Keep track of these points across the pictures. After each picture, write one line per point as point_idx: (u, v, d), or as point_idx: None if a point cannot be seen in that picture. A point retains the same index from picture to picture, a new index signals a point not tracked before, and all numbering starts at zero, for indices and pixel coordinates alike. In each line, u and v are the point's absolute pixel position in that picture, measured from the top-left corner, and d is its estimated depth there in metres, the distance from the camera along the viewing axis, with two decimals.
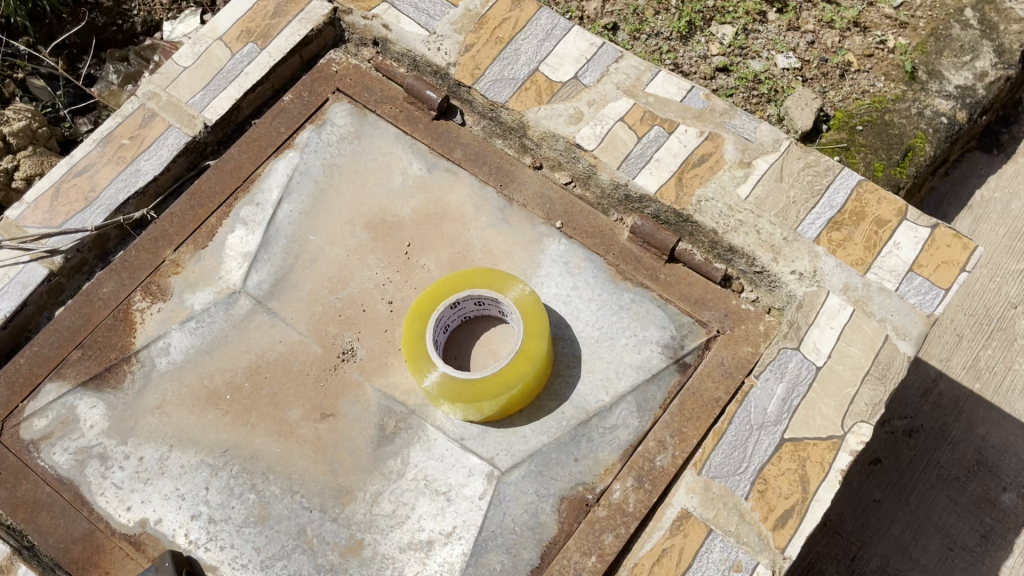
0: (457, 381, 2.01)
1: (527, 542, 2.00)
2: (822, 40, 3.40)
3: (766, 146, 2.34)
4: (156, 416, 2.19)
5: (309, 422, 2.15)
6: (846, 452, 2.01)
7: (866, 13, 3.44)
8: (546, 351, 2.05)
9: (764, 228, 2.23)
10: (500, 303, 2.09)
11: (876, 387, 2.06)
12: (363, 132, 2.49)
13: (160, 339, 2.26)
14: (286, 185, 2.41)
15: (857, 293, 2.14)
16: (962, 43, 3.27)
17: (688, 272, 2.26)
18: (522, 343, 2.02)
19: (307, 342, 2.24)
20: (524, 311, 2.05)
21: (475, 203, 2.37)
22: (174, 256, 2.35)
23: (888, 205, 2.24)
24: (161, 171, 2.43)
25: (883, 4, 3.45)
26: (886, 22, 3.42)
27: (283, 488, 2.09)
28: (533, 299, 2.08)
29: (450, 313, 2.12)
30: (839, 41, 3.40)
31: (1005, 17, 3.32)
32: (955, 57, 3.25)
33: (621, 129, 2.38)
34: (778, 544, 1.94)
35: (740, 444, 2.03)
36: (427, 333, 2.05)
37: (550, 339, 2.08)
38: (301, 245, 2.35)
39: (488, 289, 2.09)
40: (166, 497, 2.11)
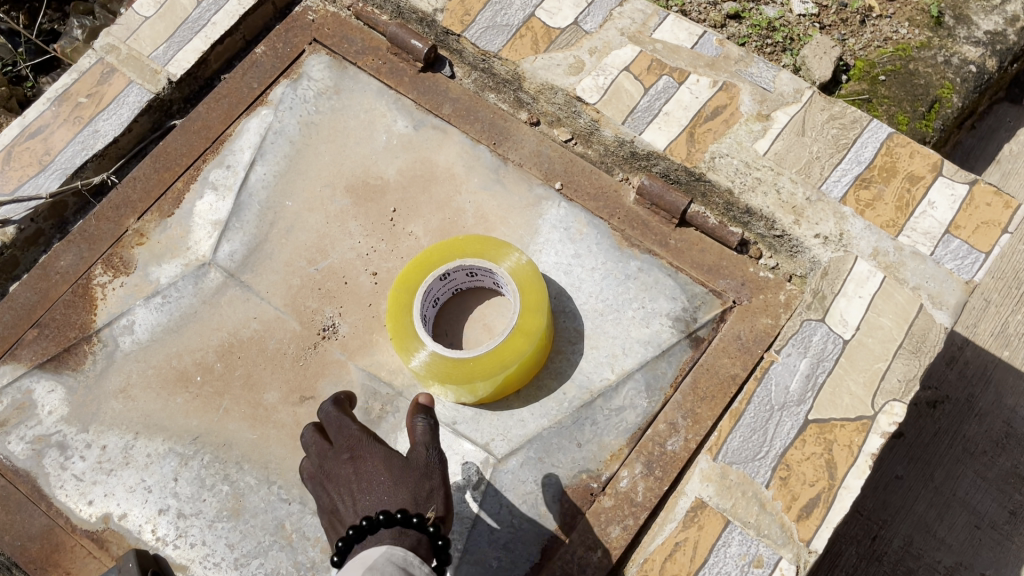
0: (450, 361, 1.81)
1: (526, 536, 1.83)
2: None
3: (787, 97, 2.12)
4: (120, 400, 2.01)
5: (287, 406, 1.96)
6: (877, 435, 1.82)
7: None
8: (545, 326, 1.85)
9: (784, 187, 2.03)
10: (495, 274, 1.89)
11: (910, 362, 1.86)
12: (343, 86, 2.27)
13: (123, 316, 2.07)
14: (259, 146, 2.21)
15: (888, 258, 1.94)
16: None
17: (700, 236, 2.06)
18: (519, 318, 1.82)
19: (283, 318, 2.04)
20: (520, 283, 1.85)
21: (466, 162, 2.16)
22: (138, 225, 2.15)
23: (921, 160, 2.03)
24: (122, 131, 2.21)
25: None
26: None
27: (259, 478, 1.91)
28: (530, 270, 1.88)
29: (439, 287, 1.92)
30: None
31: None
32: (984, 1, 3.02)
33: (627, 80, 2.16)
34: (803, 536, 1.76)
35: (760, 426, 1.84)
36: (415, 307, 1.85)
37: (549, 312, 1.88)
38: (276, 212, 2.15)
39: (481, 258, 1.88)
40: (131, 490, 1.92)
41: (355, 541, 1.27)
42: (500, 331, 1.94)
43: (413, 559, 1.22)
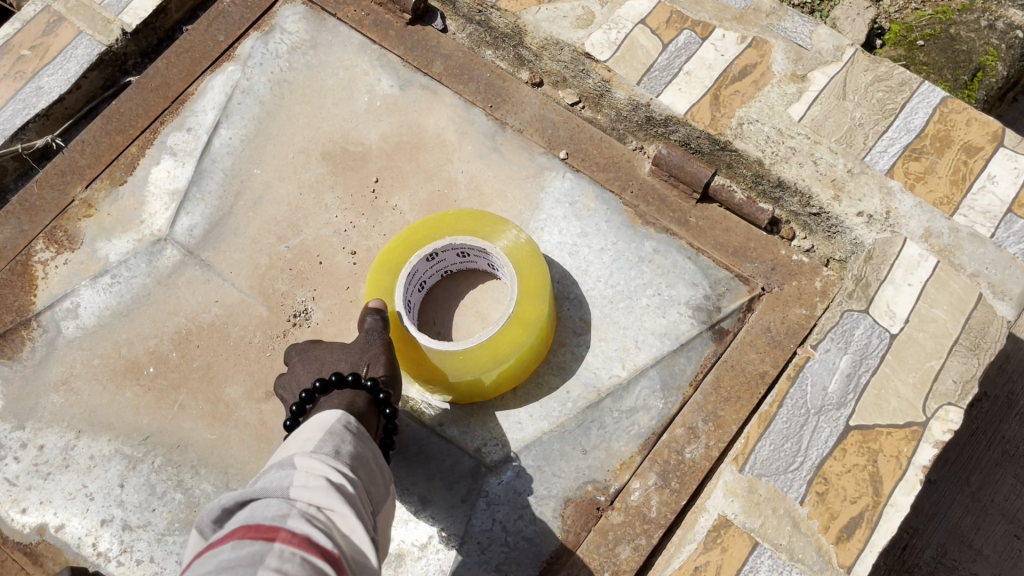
0: (435, 355, 1.55)
1: (522, 557, 1.59)
2: None
3: (826, 55, 1.85)
4: (61, 394, 1.76)
5: (251, 403, 1.71)
6: (929, 444, 1.57)
7: None
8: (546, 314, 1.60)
9: (822, 158, 1.77)
10: (489, 255, 1.63)
11: (967, 360, 1.61)
12: (320, 40, 2.01)
13: (66, 298, 1.82)
14: (224, 106, 1.95)
15: (942, 240, 1.69)
16: None
17: (725, 214, 1.80)
18: (516, 305, 1.57)
19: (248, 301, 1.79)
20: (518, 267, 1.59)
21: (458, 127, 1.90)
22: (86, 195, 1.90)
23: (979, 128, 1.77)
24: (69, 89, 1.96)
25: None
26: None
27: (217, 485, 1.66)
28: (530, 249, 1.62)
29: (426, 269, 1.66)
30: None
31: None
32: None
33: (642, 34, 1.89)
34: (843, 562, 1.51)
35: (793, 433, 1.59)
36: (396, 292, 1.58)
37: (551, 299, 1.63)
38: (243, 181, 1.89)
39: (476, 237, 1.62)
40: (70, 498, 1.68)
41: (307, 405, 1.42)
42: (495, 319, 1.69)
43: (361, 438, 1.24)
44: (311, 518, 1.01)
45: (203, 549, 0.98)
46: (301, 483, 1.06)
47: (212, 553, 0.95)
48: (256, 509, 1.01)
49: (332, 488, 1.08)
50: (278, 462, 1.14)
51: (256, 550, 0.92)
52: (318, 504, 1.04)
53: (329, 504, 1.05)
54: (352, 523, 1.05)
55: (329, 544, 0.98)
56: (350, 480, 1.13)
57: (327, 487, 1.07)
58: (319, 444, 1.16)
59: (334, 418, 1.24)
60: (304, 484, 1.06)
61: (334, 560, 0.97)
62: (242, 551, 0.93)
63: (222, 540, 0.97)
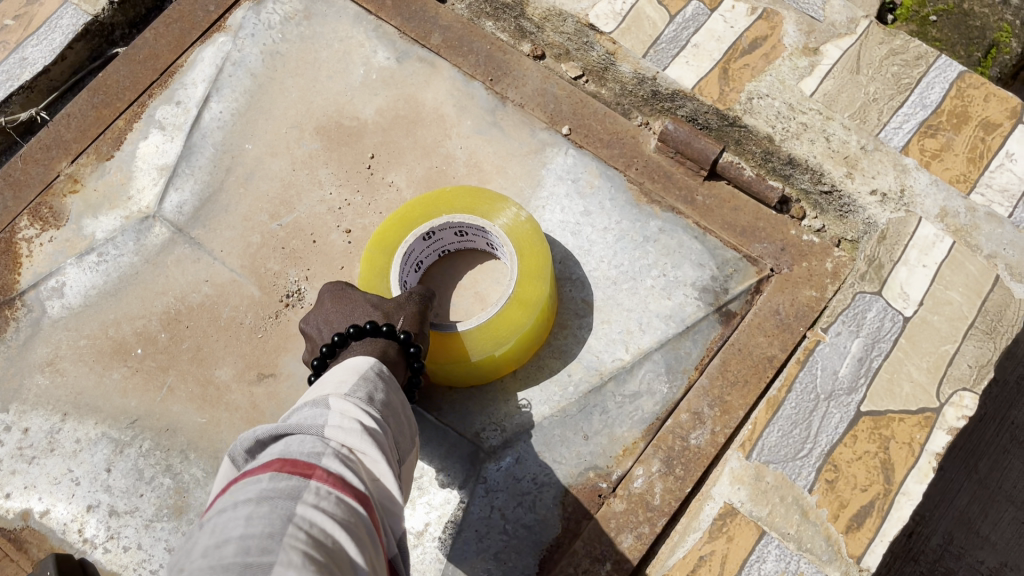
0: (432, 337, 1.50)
1: (522, 545, 1.53)
2: None
3: (839, 27, 1.78)
4: (46, 375, 1.71)
5: (242, 385, 1.66)
6: (943, 430, 1.51)
7: None
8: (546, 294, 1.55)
9: (834, 134, 1.71)
10: (487, 234, 1.58)
11: (983, 344, 1.56)
12: (314, 11, 1.94)
13: (51, 276, 1.76)
14: (215, 79, 1.88)
15: (958, 220, 1.63)
16: None
17: (733, 192, 1.74)
18: (515, 286, 1.51)
19: (239, 281, 1.73)
20: (518, 245, 1.54)
21: (457, 101, 1.83)
22: (71, 170, 1.84)
23: (998, 104, 1.71)
24: (53, 60, 1.89)
25: None
26: None
27: (206, 470, 1.61)
28: (530, 228, 1.57)
29: (421, 248, 1.60)
30: None
31: None
32: None
33: (649, 4, 1.82)
34: (853, 551, 1.46)
35: (802, 419, 1.54)
36: (393, 272, 1.51)
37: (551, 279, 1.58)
38: (234, 156, 1.83)
39: (473, 216, 1.57)
40: (56, 482, 1.63)
41: (334, 351, 1.31)
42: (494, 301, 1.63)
43: (391, 385, 1.18)
44: (346, 459, 0.97)
45: (234, 478, 0.95)
46: (336, 423, 1.01)
47: (247, 481, 0.91)
48: (290, 444, 0.97)
49: (365, 433, 1.03)
50: (309, 400, 1.08)
51: (295, 485, 0.89)
52: (353, 447, 1.00)
53: (364, 447, 1.01)
54: (383, 469, 1.01)
55: (362, 488, 0.95)
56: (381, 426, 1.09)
57: (361, 430, 1.03)
58: (353, 387, 1.11)
59: (367, 360, 1.18)
60: (339, 424, 1.02)
61: (366, 504, 0.94)
62: (281, 483, 0.89)
63: (257, 470, 0.92)
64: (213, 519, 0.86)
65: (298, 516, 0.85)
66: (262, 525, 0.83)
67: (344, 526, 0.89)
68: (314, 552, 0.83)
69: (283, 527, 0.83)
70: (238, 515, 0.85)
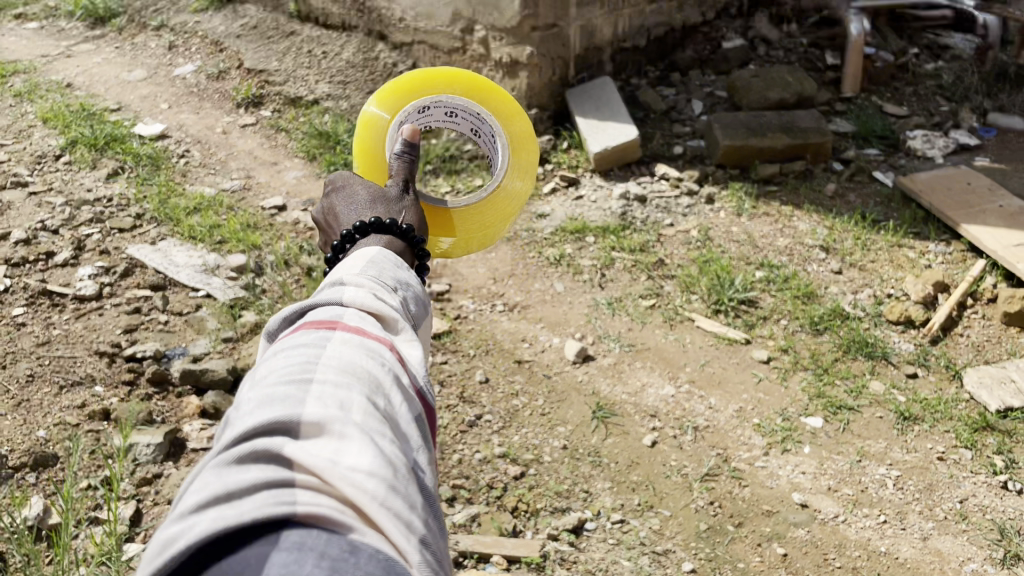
0: (432, 212, 2.18)
1: None
2: (768, 380, 3.29)
3: None
4: None
5: None
6: None
7: (750, 345, 3.47)
8: (525, 134, 2.27)
9: None
10: (474, 110, 2.23)
11: None
12: None
13: None
14: None
15: None
16: (936, 410, 3.15)
17: None
18: (505, 125, 2.25)
19: None
20: (511, 124, 2.26)
21: None
22: None
23: None
24: None
25: (774, 385, 3.27)
26: (784, 375, 3.31)
27: None
28: (513, 112, 2.26)
29: (414, 121, 2.21)
30: (709, 407, 3.18)
31: (963, 354, 3.42)
32: (933, 441, 3.05)
33: None
34: None
35: None
36: (395, 119, 2.15)
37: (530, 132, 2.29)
38: None
39: (468, 99, 2.22)
40: None
41: (351, 239, 1.66)
42: (469, 120, 2.27)
43: (397, 259, 1.57)
44: (363, 311, 1.35)
45: (283, 334, 1.33)
46: (351, 288, 1.38)
47: (283, 340, 1.28)
48: (316, 311, 1.34)
49: (379, 293, 1.41)
50: (338, 274, 1.47)
51: (322, 331, 1.27)
52: (369, 304, 1.36)
53: (376, 302, 1.38)
54: (403, 333, 1.38)
55: (378, 330, 1.33)
56: (395, 293, 1.46)
57: (375, 291, 1.41)
58: (366, 263, 1.49)
59: (376, 244, 1.60)
60: (355, 289, 1.39)
61: (384, 341, 1.31)
62: (310, 335, 1.26)
63: (294, 330, 1.30)
64: (261, 367, 1.23)
65: (326, 351, 1.22)
66: (299, 359, 1.21)
67: (368, 351, 1.26)
68: (367, 394, 1.20)
69: (317, 359, 1.20)
70: (287, 355, 1.23)
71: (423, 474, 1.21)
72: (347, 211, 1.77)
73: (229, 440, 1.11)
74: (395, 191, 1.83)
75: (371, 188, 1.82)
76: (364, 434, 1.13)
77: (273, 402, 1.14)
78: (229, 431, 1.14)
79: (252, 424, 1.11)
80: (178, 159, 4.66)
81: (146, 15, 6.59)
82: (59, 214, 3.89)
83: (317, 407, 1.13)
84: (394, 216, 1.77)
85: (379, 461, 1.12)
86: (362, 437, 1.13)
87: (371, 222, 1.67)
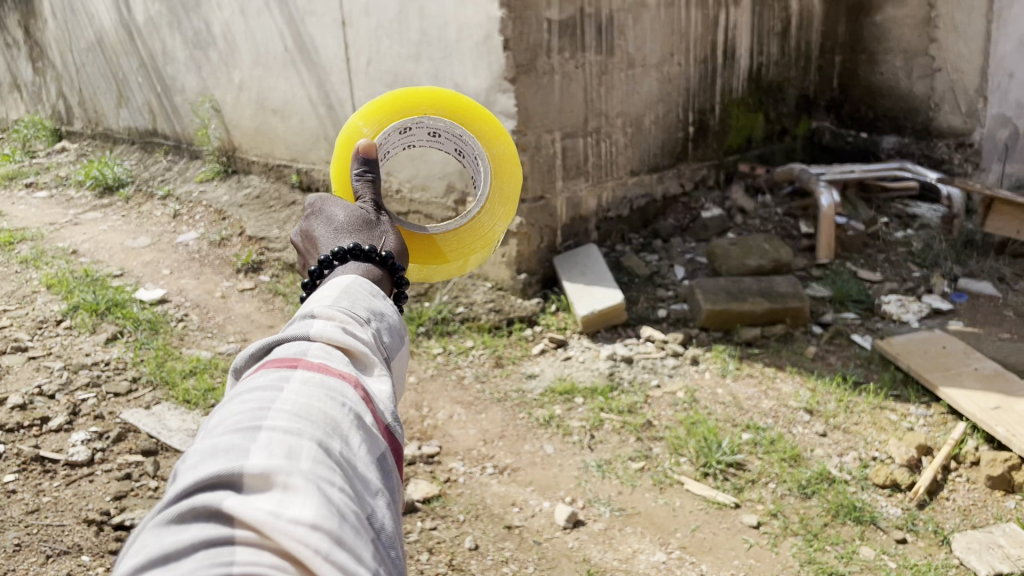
0: (413, 237, 2.39)
1: None
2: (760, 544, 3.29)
3: None
4: None
5: None
6: None
7: (739, 509, 3.47)
8: (503, 156, 2.48)
9: None
10: (459, 132, 2.42)
11: None
12: None
13: None
14: None
15: None
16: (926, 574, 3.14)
17: None
18: (487, 148, 2.46)
19: None
20: (492, 146, 2.47)
21: None
22: None
23: None
24: None
25: (764, 550, 3.25)
26: (773, 541, 3.29)
27: None
28: (497, 140, 2.47)
29: (395, 141, 2.36)
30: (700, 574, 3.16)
31: (952, 518, 3.43)
32: None
33: None
34: None
35: None
36: (384, 134, 2.32)
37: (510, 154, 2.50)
38: None
39: (451, 120, 2.41)
40: None
41: (330, 262, 1.77)
42: (454, 139, 2.46)
43: (372, 289, 1.67)
44: (325, 352, 1.41)
45: (249, 374, 1.40)
46: (316, 329, 1.45)
47: (245, 384, 1.34)
48: (282, 352, 1.41)
49: (344, 331, 1.48)
50: (311, 305, 1.55)
51: (283, 375, 1.32)
52: (334, 338, 1.44)
53: (343, 336, 1.46)
54: (365, 375, 1.45)
55: (340, 369, 1.39)
56: (366, 325, 1.56)
57: (341, 330, 1.47)
58: (335, 300, 1.57)
59: (350, 277, 1.69)
60: (320, 330, 1.45)
61: (345, 381, 1.37)
62: (271, 378, 1.32)
63: (259, 372, 1.37)
64: (219, 416, 1.27)
65: (280, 397, 1.27)
66: (254, 407, 1.25)
67: (322, 394, 1.30)
68: (319, 439, 1.22)
69: (271, 405, 1.25)
70: (243, 403, 1.27)
71: (374, 515, 1.25)
72: (324, 237, 1.90)
73: (173, 496, 1.13)
74: (372, 217, 1.98)
75: (347, 209, 1.96)
76: (309, 485, 1.15)
77: (218, 453, 1.17)
78: (177, 481, 1.17)
79: (195, 479, 1.12)
80: (177, 323, 4.79)
81: (154, 186, 6.97)
82: (58, 378, 3.97)
83: (262, 458, 1.14)
84: (375, 240, 1.91)
85: (325, 510, 1.13)
86: (307, 488, 1.14)
87: (350, 248, 1.80)
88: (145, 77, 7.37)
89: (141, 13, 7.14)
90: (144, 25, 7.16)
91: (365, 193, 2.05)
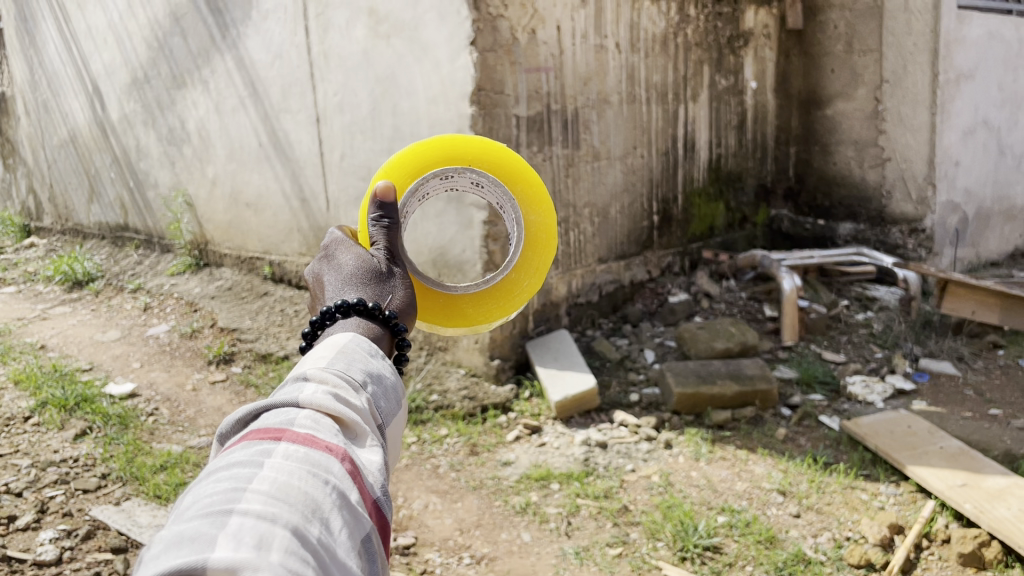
0: (431, 289, 2.39)
1: None
2: None
3: None
4: None
5: None
6: None
7: None
8: (538, 227, 2.51)
9: None
10: (504, 193, 2.47)
11: None
12: None
13: None
14: None
15: None
16: None
17: None
18: (526, 214, 2.49)
19: None
20: (530, 212, 2.51)
21: None
22: None
23: None
24: None
25: None
26: None
27: None
28: (536, 208, 2.51)
29: (434, 185, 2.41)
30: None
31: None
32: None
33: None
34: None
35: None
36: (427, 176, 2.37)
37: (545, 226, 2.54)
38: None
39: (494, 176, 2.45)
40: None
41: (335, 314, 1.84)
42: (497, 198, 2.51)
43: (370, 350, 1.73)
44: (312, 422, 1.41)
45: (233, 442, 1.39)
46: (308, 394, 1.46)
47: (230, 453, 1.32)
48: (269, 420, 1.41)
49: (334, 398, 1.49)
50: (303, 368, 1.58)
51: (267, 448, 1.31)
52: (324, 406, 1.45)
53: (334, 404, 1.47)
54: (350, 447, 1.44)
55: (327, 439, 1.38)
56: (361, 391, 1.59)
57: (330, 398, 1.48)
58: (332, 363, 1.60)
59: (350, 339, 1.73)
60: (312, 395, 1.47)
61: (331, 451, 1.37)
62: (257, 446, 1.32)
63: (244, 440, 1.36)
64: (192, 495, 1.23)
65: (257, 477, 1.23)
66: (228, 487, 1.21)
67: (304, 472, 1.28)
68: (291, 527, 1.17)
69: (245, 488, 1.20)
70: (219, 482, 1.23)
71: None
72: (332, 287, 1.99)
73: None
74: (384, 270, 2.05)
75: (359, 259, 2.04)
76: None
77: (185, 542, 1.10)
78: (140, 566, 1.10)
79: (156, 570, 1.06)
80: (147, 417, 4.75)
81: (125, 279, 7.01)
82: (26, 475, 3.91)
83: (230, 551, 1.08)
84: (381, 296, 1.98)
85: None
86: None
87: (354, 304, 1.86)
88: (118, 173, 7.47)
89: (115, 111, 7.30)
90: (118, 123, 7.31)
91: (380, 239, 2.12)
